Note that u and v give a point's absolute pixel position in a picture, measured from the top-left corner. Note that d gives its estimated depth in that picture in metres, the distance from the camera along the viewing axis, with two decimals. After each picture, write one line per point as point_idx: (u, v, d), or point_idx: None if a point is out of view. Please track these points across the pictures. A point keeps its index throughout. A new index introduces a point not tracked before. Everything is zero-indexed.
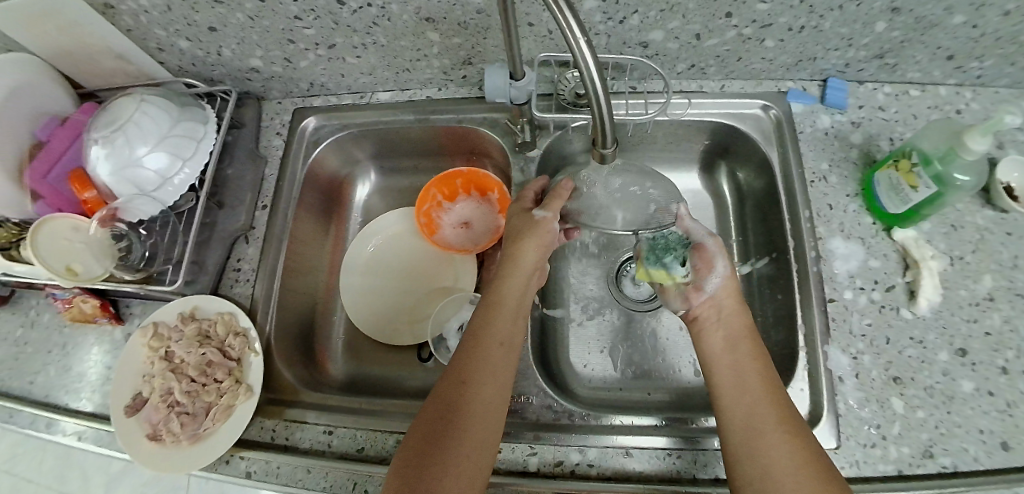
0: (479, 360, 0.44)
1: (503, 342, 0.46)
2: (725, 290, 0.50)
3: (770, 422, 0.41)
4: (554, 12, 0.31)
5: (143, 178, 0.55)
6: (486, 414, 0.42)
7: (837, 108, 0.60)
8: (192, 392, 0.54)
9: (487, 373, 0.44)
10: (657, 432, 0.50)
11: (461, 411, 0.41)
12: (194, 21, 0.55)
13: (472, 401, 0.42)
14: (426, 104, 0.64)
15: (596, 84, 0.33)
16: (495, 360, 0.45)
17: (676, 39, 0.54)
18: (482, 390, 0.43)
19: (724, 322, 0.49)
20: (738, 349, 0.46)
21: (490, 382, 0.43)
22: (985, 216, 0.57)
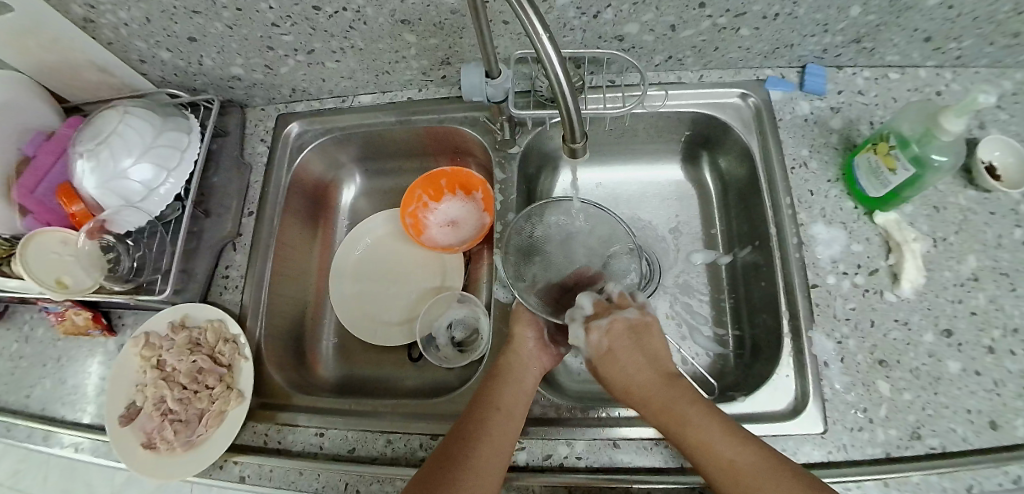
0: (483, 421, 0.45)
1: (506, 409, 0.46)
2: (632, 359, 0.47)
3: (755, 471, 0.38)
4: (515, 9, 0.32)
5: (129, 190, 0.56)
6: (484, 476, 0.41)
7: (817, 94, 0.59)
8: (185, 399, 0.55)
9: (481, 446, 0.43)
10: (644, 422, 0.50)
11: (462, 466, 0.41)
12: (173, 32, 0.55)
13: (472, 462, 0.41)
14: (407, 105, 0.64)
15: (559, 79, 0.34)
16: (502, 425, 0.45)
17: (651, 31, 0.54)
18: (474, 466, 0.41)
19: (644, 393, 0.45)
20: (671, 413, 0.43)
21: (483, 454, 0.42)
22: (967, 197, 0.57)
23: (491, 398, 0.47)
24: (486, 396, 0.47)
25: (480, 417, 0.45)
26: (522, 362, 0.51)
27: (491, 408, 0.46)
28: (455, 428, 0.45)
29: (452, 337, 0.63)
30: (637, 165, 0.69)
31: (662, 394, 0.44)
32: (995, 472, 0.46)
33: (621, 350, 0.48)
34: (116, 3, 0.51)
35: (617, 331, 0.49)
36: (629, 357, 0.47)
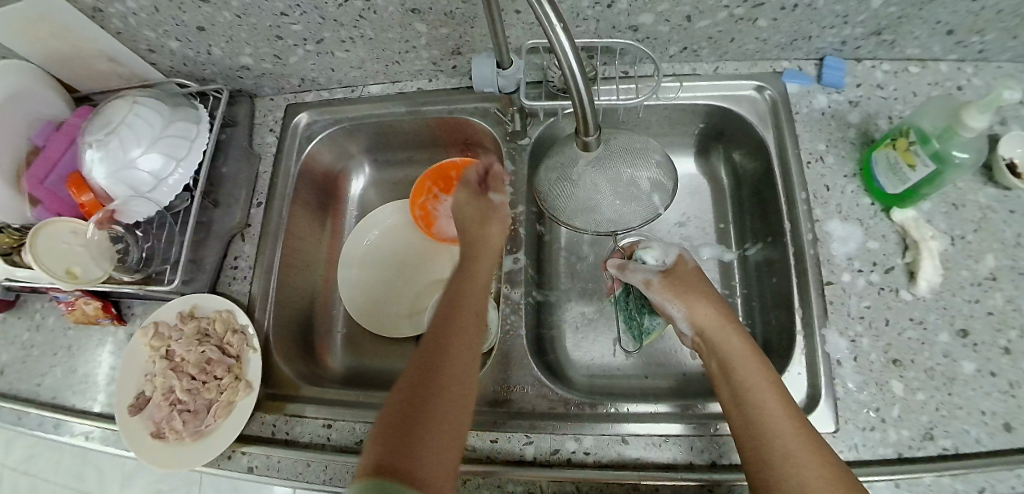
0: (447, 333, 0.43)
1: (471, 320, 0.45)
2: (722, 312, 0.47)
3: (783, 442, 0.38)
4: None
5: (138, 180, 0.56)
6: (462, 392, 0.40)
7: (835, 87, 0.58)
8: (194, 389, 0.55)
9: (450, 358, 0.42)
10: (660, 419, 0.50)
11: (438, 383, 0.40)
12: (182, 21, 0.55)
13: (444, 374, 0.40)
14: (417, 95, 0.64)
15: (571, 67, 0.33)
16: (466, 337, 0.43)
17: (666, 22, 0.53)
18: (450, 378, 0.40)
19: (719, 344, 0.45)
20: (736, 369, 0.43)
21: (453, 365, 0.41)
22: (987, 195, 0.57)
23: (454, 312, 0.45)
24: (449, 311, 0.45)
25: (444, 334, 0.43)
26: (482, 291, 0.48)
27: (449, 323, 0.44)
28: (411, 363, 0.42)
29: None
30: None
31: (738, 358, 0.44)
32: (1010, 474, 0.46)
33: (693, 291, 0.49)
34: None
35: (693, 275, 0.52)
36: (734, 324, 0.47)
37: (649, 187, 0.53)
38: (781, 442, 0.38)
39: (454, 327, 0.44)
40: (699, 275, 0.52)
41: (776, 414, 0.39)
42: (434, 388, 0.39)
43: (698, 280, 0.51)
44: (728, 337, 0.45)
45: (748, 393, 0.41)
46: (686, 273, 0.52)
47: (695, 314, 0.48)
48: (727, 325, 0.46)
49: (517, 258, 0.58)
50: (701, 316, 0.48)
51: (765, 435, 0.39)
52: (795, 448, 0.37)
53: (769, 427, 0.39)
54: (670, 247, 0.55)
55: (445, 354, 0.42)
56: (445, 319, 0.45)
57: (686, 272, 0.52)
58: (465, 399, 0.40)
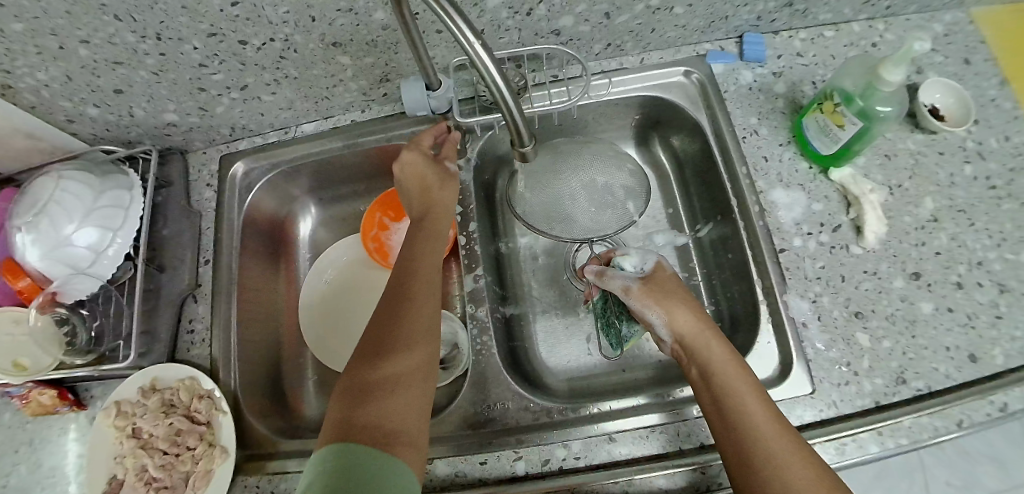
0: (401, 300, 0.46)
1: (425, 284, 0.48)
2: (698, 317, 0.48)
3: (767, 448, 0.39)
4: (444, 18, 0.31)
5: (75, 256, 0.54)
6: (417, 345, 0.43)
7: (757, 62, 0.60)
8: (168, 464, 0.53)
9: (404, 320, 0.44)
10: (642, 411, 0.50)
11: (393, 345, 0.43)
12: (98, 86, 0.54)
13: (400, 335, 0.43)
14: (353, 128, 0.63)
15: (497, 83, 0.34)
16: (421, 301, 0.46)
17: (587, 21, 0.53)
18: (405, 338, 0.43)
19: (698, 352, 0.46)
20: (716, 376, 0.43)
21: (408, 325, 0.44)
22: (915, 140, 0.60)
23: (408, 269, 0.48)
24: (402, 277, 0.48)
25: (400, 301, 0.46)
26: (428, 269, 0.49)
27: (404, 291, 0.47)
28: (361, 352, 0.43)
29: None
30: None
31: (719, 365, 0.44)
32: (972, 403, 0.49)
33: (673, 299, 0.49)
34: (32, 64, 0.49)
35: (672, 282, 0.52)
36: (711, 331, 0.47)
37: (623, 193, 0.55)
38: (765, 447, 0.39)
39: (409, 291, 0.46)
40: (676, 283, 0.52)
41: (761, 415, 0.40)
42: (389, 350, 0.42)
43: (676, 287, 0.51)
44: (708, 344, 0.46)
45: (736, 396, 0.42)
46: (665, 282, 0.51)
47: (676, 322, 0.48)
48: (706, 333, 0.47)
49: (477, 276, 0.56)
50: (682, 324, 0.48)
51: (756, 436, 0.39)
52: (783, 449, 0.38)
53: (752, 433, 0.40)
54: (648, 253, 0.55)
55: (403, 319, 0.44)
56: (402, 277, 0.48)
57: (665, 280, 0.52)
58: (424, 359, 0.43)
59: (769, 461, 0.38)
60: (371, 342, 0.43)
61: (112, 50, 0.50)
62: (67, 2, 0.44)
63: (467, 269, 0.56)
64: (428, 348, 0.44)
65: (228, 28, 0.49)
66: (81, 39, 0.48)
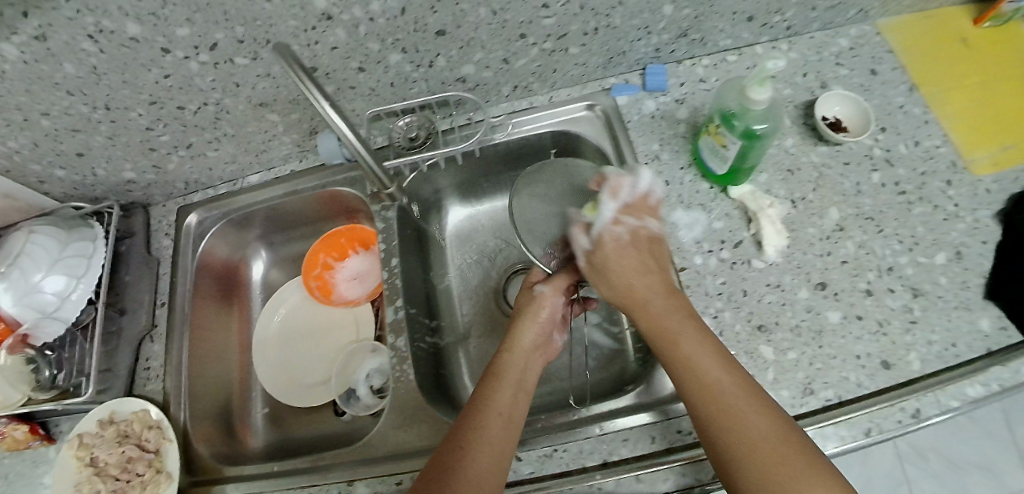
0: (478, 426, 0.44)
1: (508, 413, 0.46)
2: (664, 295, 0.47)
3: (748, 438, 0.38)
4: (302, 83, 0.40)
5: (43, 302, 0.59)
6: (485, 488, 0.41)
7: (660, 90, 0.63)
8: (119, 489, 0.57)
9: (485, 445, 0.43)
10: (577, 426, 0.53)
11: (456, 473, 0.41)
12: (61, 151, 0.61)
13: (470, 464, 0.41)
14: (291, 178, 0.69)
15: (339, 127, 0.44)
16: (498, 428, 0.44)
17: (488, 68, 0.59)
18: (479, 460, 0.42)
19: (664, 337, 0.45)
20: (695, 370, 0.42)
21: (481, 459, 0.42)
22: (819, 153, 0.61)
23: (475, 405, 0.46)
24: (484, 393, 0.47)
25: (478, 421, 0.44)
26: (518, 366, 0.50)
27: (491, 408, 0.46)
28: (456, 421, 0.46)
29: (371, 385, 0.65)
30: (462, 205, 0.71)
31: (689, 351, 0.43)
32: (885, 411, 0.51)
33: (615, 268, 0.49)
34: (2, 135, 0.57)
35: (632, 240, 0.50)
36: (681, 310, 0.46)
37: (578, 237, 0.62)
38: (748, 434, 0.38)
39: (499, 415, 0.45)
40: (632, 237, 0.51)
41: (735, 398, 0.40)
42: (455, 478, 0.41)
43: (621, 252, 0.50)
44: (679, 331, 0.45)
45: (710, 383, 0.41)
46: (618, 246, 0.50)
47: (622, 284, 0.48)
48: (677, 315, 0.46)
49: (397, 308, 0.60)
50: (625, 290, 0.48)
51: (736, 418, 0.39)
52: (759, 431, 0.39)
53: (736, 424, 0.39)
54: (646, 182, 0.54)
55: (467, 432, 0.44)
56: (475, 408, 0.46)
57: (610, 247, 0.50)
58: (492, 488, 0.41)
59: (761, 453, 0.37)
60: (438, 459, 0.43)
61: (67, 119, 0.57)
62: (26, 82, 0.51)
63: (390, 301, 0.60)
64: (496, 481, 0.42)
65: (165, 97, 0.56)
66: (42, 112, 0.55)
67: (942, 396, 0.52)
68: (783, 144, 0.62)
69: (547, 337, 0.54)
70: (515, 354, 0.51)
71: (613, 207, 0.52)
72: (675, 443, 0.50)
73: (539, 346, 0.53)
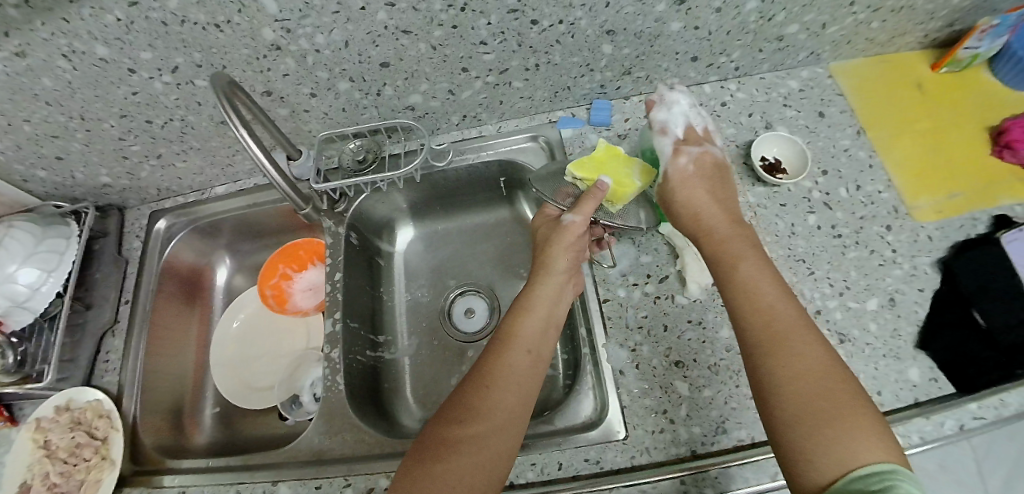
0: (501, 357, 0.47)
1: (532, 347, 0.48)
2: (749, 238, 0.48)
3: (806, 380, 0.38)
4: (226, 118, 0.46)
5: (13, 291, 0.63)
6: (508, 414, 0.43)
7: (604, 125, 0.65)
8: (66, 472, 0.61)
9: (505, 380, 0.45)
10: None
11: (479, 399, 0.44)
12: (43, 154, 0.66)
13: (492, 393, 0.44)
14: (255, 191, 0.72)
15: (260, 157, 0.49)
16: (520, 362, 0.47)
17: (434, 98, 0.62)
18: (504, 391, 0.45)
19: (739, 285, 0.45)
20: (759, 310, 0.43)
21: (503, 390, 0.45)
22: (756, 193, 0.62)
23: (501, 341, 0.48)
24: (509, 328, 0.49)
25: (501, 355, 0.47)
26: (548, 293, 0.52)
27: (513, 343, 0.48)
28: (481, 356, 0.48)
29: (314, 393, 0.68)
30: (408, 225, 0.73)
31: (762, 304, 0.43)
32: None
33: (683, 203, 0.51)
34: None
35: (684, 184, 0.52)
36: (744, 240, 0.47)
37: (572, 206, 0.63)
38: (804, 377, 0.39)
39: (521, 348, 0.48)
40: (698, 169, 0.52)
41: (795, 331, 0.41)
42: (480, 404, 0.44)
43: (692, 184, 0.51)
44: (741, 258, 0.46)
45: (763, 312, 0.42)
46: (683, 179, 0.52)
47: (694, 216, 0.50)
48: (742, 244, 0.47)
49: (336, 319, 0.61)
50: (693, 221, 0.50)
51: (797, 358, 0.39)
52: (808, 364, 0.39)
53: (793, 362, 0.39)
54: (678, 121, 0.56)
55: (492, 364, 0.47)
56: (502, 342, 0.48)
57: (677, 180, 0.52)
58: (517, 413, 0.44)
59: (815, 392, 0.38)
60: (467, 387, 0.46)
61: (47, 126, 0.62)
62: (8, 92, 0.56)
63: (330, 313, 0.62)
64: (520, 407, 0.44)
65: (133, 111, 0.61)
66: (24, 118, 0.60)
67: None
68: None
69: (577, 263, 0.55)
70: (546, 280, 0.53)
71: (674, 140, 0.54)
72: (580, 472, 0.52)
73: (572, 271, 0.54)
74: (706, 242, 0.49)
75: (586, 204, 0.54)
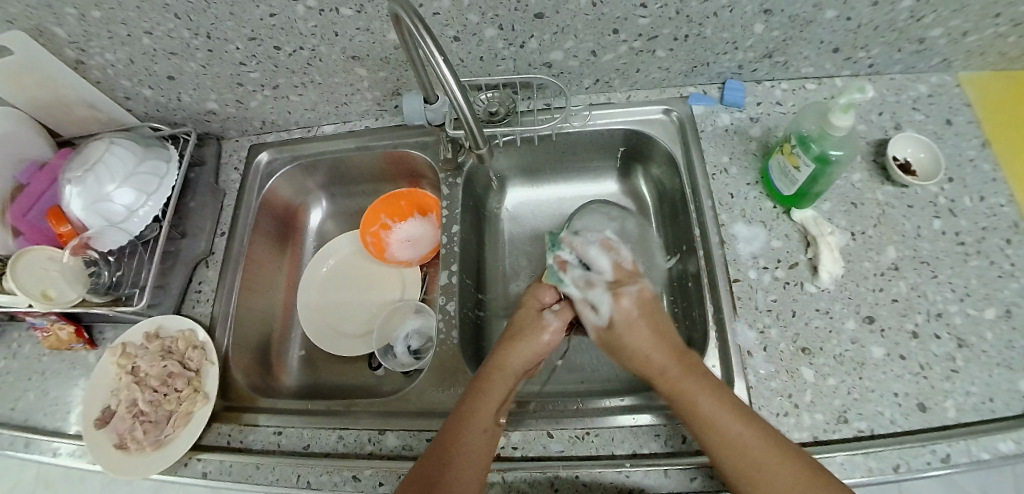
0: (473, 404, 0.49)
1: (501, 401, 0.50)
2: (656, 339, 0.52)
3: (756, 469, 0.42)
4: (422, 41, 0.43)
5: (110, 211, 0.61)
6: (474, 459, 0.46)
7: (735, 106, 0.65)
8: (155, 401, 0.58)
9: (468, 428, 0.47)
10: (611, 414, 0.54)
11: (454, 441, 0.46)
12: (154, 71, 0.63)
13: (462, 442, 0.46)
14: (365, 133, 0.71)
15: (452, 87, 0.47)
16: (487, 414, 0.49)
17: (575, 57, 0.61)
18: (473, 438, 0.47)
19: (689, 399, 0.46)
20: (702, 418, 0.45)
21: (472, 438, 0.47)
22: (885, 192, 0.63)
23: (475, 388, 0.51)
24: (479, 384, 0.51)
25: (469, 406, 0.49)
26: (505, 384, 0.52)
27: (482, 396, 0.50)
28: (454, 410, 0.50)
29: (409, 345, 0.66)
30: (523, 186, 0.74)
31: (676, 376, 0.48)
32: (924, 451, 0.50)
33: (627, 342, 0.53)
34: (105, 46, 0.59)
35: (630, 332, 0.53)
36: (692, 371, 0.48)
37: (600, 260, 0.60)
38: (758, 467, 0.42)
39: (492, 398, 0.50)
40: (639, 310, 0.54)
41: (742, 440, 0.43)
42: (453, 450, 0.46)
43: (636, 327, 0.53)
44: (694, 395, 0.46)
45: (736, 444, 0.43)
46: (627, 322, 0.53)
47: (641, 356, 0.51)
48: (680, 374, 0.48)
49: (452, 272, 0.61)
50: (644, 364, 0.51)
51: (722, 440, 0.44)
52: (781, 471, 0.42)
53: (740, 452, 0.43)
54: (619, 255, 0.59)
55: (462, 410, 0.49)
56: (474, 390, 0.51)
57: (630, 311, 0.54)
58: (483, 459, 0.46)
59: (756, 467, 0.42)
60: (442, 441, 0.47)
61: (169, 42, 0.59)
62: None
63: (446, 264, 0.62)
64: (485, 455, 0.47)
65: (265, 35, 0.58)
66: (146, 30, 0.57)
67: (974, 445, 0.50)
68: (850, 178, 0.64)
69: (533, 364, 0.55)
70: (504, 370, 0.52)
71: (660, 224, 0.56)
72: None
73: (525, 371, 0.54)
74: (661, 382, 0.49)
75: (569, 311, 0.56)
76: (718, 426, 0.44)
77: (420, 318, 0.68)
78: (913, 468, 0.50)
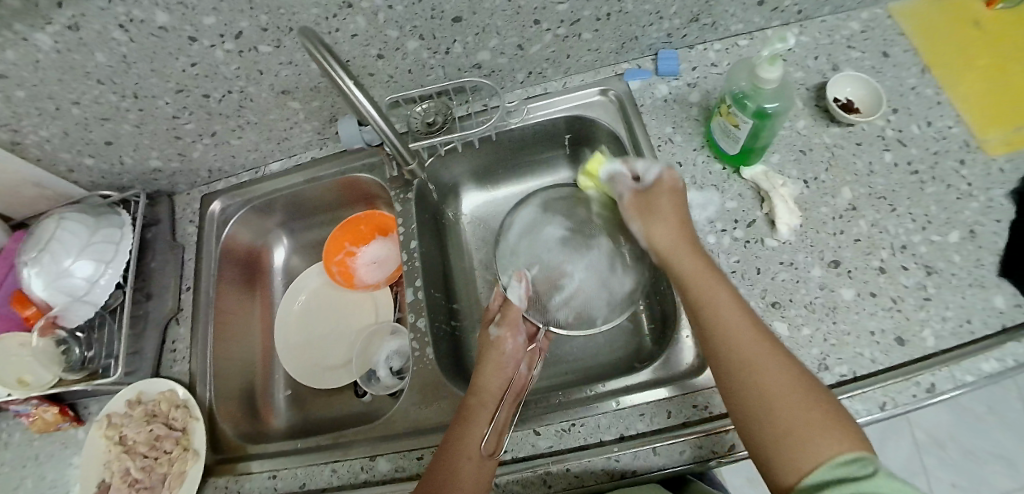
0: (460, 434, 0.49)
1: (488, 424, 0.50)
2: (678, 231, 0.53)
3: (755, 362, 0.42)
4: (324, 64, 0.43)
5: (71, 286, 0.61)
6: (471, 489, 0.45)
7: (671, 75, 0.65)
8: (147, 466, 0.58)
9: (460, 457, 0.47)
10: (595, 401, 0.54)
11: (446, 472, 0.46)
12: (91, 140, 0.63)
13: (455, 472, 0.46)
14: (312, 165, 0.71)
15: (361, 100, 0.47)
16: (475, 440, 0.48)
17: (503, 54, 0.60)
18: (465, 466, 0.46)
19: (713, 318, 0.46)
20: (712, 314, 0.46)
21: (465, 468, 0.46)
22: (831, 134, 0.63)
23: (459, 416, 0.51)
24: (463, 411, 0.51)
25: (458, 433, 0.49)
26: (489, 405, 0.52)
27: (466, 423, 0.50)
28: (443, 440, 0.50)
29: (391, 367, 0.66)
30: (476, 190, 0.74)
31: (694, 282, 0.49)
32: (908, 385, 0.50)
33: (660, 221, 0.54)
34: (36, 124, 0.58)
35: (664, 220, 0.54)
36: (707, 267, 0.49)
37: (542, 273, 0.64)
38: (767, 369, 0.41)
39: (476, 423, 0.50)
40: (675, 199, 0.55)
41: (745, 338, 0.43)
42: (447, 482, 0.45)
43: (667, 221, 0.53)
44: (711, 295, 0.47)
45: (738, 336, 0.44)
46: (656, 229, 0.54)
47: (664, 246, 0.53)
48: (708, 272, 0.49)
49: (417, 288, 0.61)
50: (666, 239, 0.53)
51: (725, 332, 0.44)
52: (775, 382, 0.40)
53: (746, 349, 0.43)
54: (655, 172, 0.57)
55: (450, 441, 0.49)
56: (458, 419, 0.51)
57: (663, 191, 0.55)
58: (480, 485, 0.45)
59: (753, 366, 0.42)
60: (435, 474, 0.47)
61: (97, 108, 0.58)
62: (58, 72, 0.53)
63: (411, 281, 0.62)
64: (481, 480, 0.46)
65: (191, 85, 0.57)
66: (73, 101, 0.57)
67: (957, 370, 0.50)
68: (796, 125, 0.64)
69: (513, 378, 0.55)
70: (482, 399, 0.52)
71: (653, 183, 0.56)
72: (690, 419, 0.50)
73: (507, 388, 0.54)
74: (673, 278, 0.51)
75: (509, 316, 0.59)
76: (727, 325, 0.45)
77: (397, 337, 0.68)
78: (902, 403, 0.50)
